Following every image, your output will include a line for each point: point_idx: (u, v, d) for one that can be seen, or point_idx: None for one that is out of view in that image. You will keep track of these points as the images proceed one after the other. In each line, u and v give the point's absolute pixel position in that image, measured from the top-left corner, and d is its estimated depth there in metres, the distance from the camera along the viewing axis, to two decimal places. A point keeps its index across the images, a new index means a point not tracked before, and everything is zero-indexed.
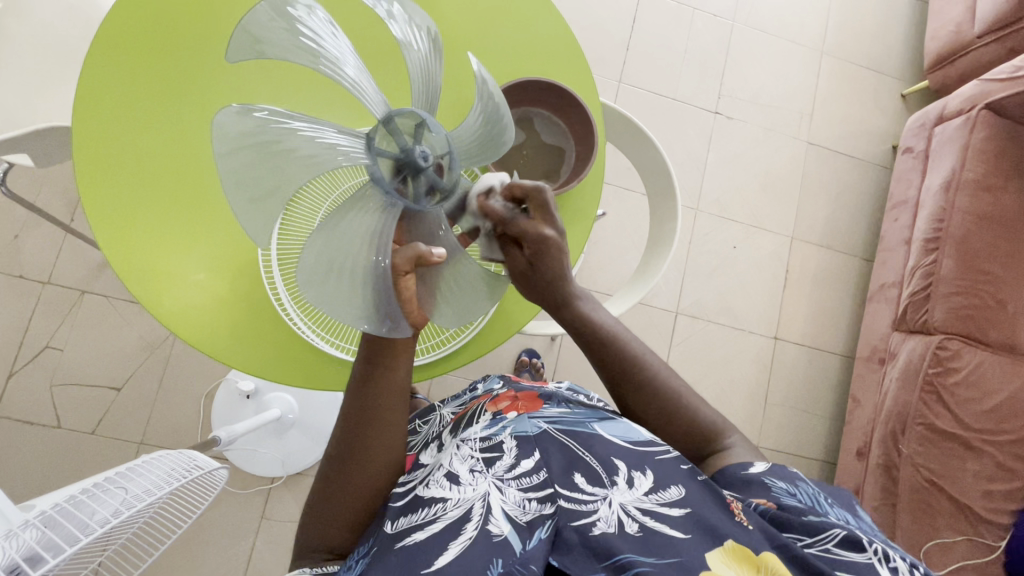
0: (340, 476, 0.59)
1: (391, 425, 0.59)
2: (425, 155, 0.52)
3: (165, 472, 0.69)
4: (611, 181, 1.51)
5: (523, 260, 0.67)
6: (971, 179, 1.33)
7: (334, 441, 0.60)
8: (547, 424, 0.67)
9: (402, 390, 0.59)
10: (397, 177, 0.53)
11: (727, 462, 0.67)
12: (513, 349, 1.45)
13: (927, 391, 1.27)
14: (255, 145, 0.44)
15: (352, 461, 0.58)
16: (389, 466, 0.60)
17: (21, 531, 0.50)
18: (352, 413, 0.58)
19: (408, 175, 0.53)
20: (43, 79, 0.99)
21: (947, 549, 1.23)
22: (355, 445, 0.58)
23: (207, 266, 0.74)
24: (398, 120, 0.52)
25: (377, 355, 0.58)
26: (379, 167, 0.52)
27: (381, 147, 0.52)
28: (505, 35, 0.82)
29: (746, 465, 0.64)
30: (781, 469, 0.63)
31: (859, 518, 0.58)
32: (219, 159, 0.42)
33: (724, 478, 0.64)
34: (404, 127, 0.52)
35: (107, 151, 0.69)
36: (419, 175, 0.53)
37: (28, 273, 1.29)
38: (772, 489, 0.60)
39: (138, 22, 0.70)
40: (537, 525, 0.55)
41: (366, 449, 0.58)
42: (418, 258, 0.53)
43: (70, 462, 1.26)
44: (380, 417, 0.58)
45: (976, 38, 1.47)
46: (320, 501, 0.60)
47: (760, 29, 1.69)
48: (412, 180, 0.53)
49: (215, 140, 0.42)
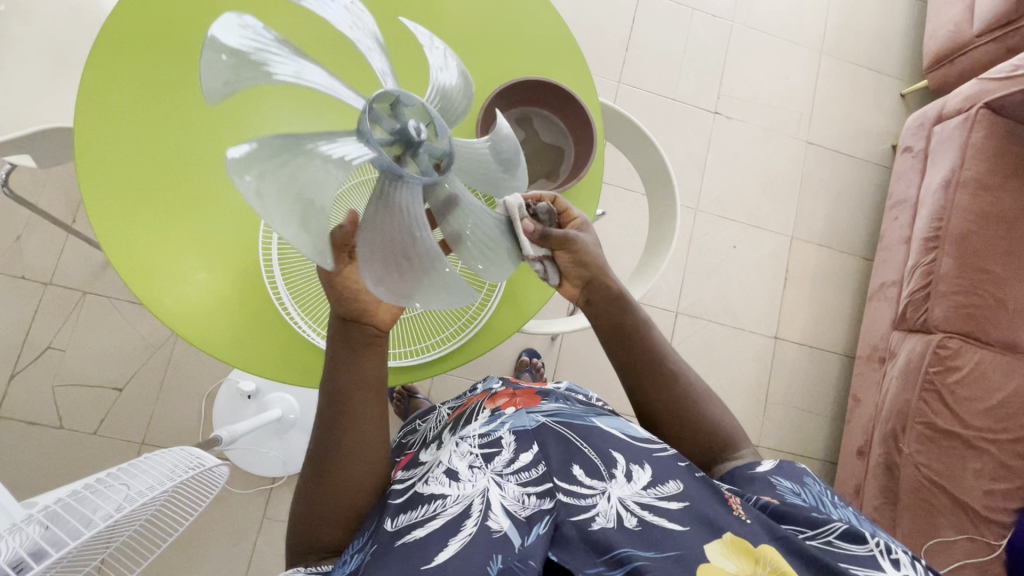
0: (320, 468, 0.59)
1: (366, 414, 0.60)
2: (420, 136, 0.52)
3: (168, 468, 0.69)
4: (611, 181, 1.52)
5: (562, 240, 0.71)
6: (970, 178, 1.33)
7: (313, 438, 0.61)
8: (546, 418, 0.68)
9: (373, 385, 0.61)
10: (394, 148, 0.52)
11: (734, 465, 0.68)
12: (514, 348, 1.46)
13: (926, 390, 1.27)
14: (255, 56, 0.44)
15: (330, 454, 0.59)
16: (376, 460, 0.61)
17: (25, 526, 0.50)
18: (326, 407, 0.60)
19: (401, 149, 0.52)
20: (46, 81, 1.00)
21: (948, 547, 1.23)
22: (332, 440, 0.59)
23: (210, 267, 0.74)
24: (416, 101, 0.53)
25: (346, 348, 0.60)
26: (379, 131, 0.51)
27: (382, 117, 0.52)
28: (503, 34, 0.82)
29: (755, 465, 0.65)
30: (787, 467, 0.64)
31: (860, 515, 0.59)
32: (216, 37, 0.41)
33: (735, 480, 0.65)
34: (419, 110, 0.53)
35: (107, 155, 0.70)
36: (417, 155, 0.53)
37: (30, 274, 1.29)
38: (777, 487, 0.61)
39: (134, 29, 0.71)
40: (536, 520, 0.55)
41: (344, 442, 0.59)
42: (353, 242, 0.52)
43: (73, 462, 1.27)
44: (354, 411, 0.59)
45: (975, 37, 1.47)
46: (307, 503, 0.60)
47: (759, 29, 1.70)
48: (409, 159, 0.53)
49: (224, 24, 0.41)
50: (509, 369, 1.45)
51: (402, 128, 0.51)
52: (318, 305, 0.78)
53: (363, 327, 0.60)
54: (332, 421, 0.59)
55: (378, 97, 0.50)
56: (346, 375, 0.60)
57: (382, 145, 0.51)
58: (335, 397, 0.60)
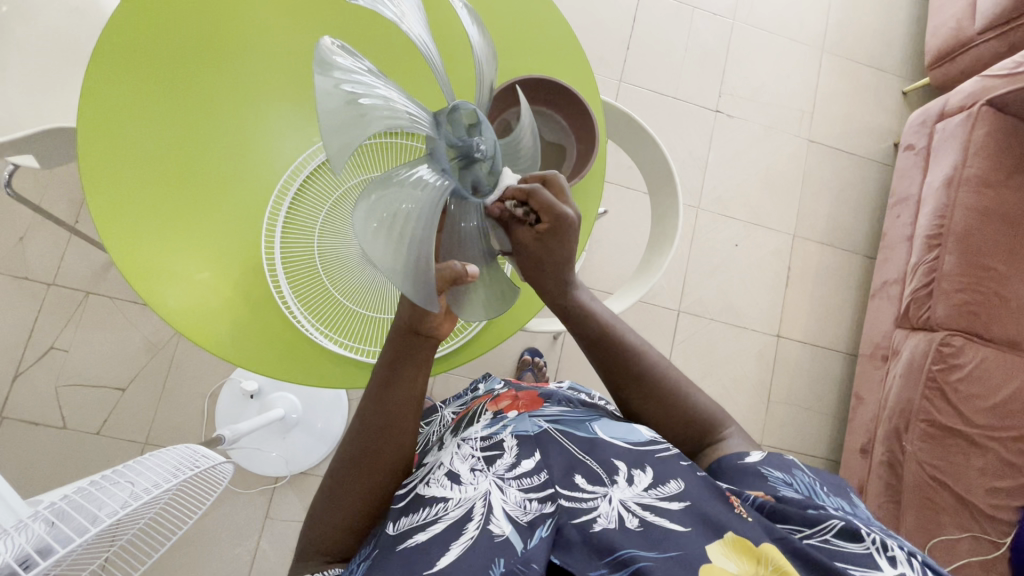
0: (349, 477, 0.59)
1: (406, 429, 0.61)
2: (480, 153, 0.54)
3: (173, 466, 0.69)
4: (612, 180, 1.52)
5: (531, 235, 0.65)
6: (973, 175, 1.33)
7: (343, 448, 0.60)
8: (547, 423, 0.68)
9: (418, 395, 0.61)
10: (453, 151, 0.53)
11: (723, 453, 0.67)
12: (516, 348, 1.45)
13: (930, 387, 1.27)
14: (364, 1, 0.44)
15: (362, 463, 0.59)
16: (395, 468, 0.62)
17: (32, 522, 0.50)
18: (367, 414, 0.60)
19: (460, 162, 0.54)
20: (48, 82, 1.00)
21: (952, 545, 1.23)
22: (365, 445, 0.60)
23: (213, 266, 0.74)
24: (490, 135, 0.56)
25: (397, 365, 0.60)
26: (449, 131, 0.52)
27: (461, 124, 0.53)
28: (507, 32, 0.83)
29: (743, 455, 0.64)
30: (777, 458, 0.63)
31: (852, 505, 0.59)
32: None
33: (723, 471, 0.64)
34: (490, 143, 0.56)
35: (114, 146, 0.70)
36: (467, 171, 0.55)
37: (33, 274, 1.30)
38: (768, 479, 0.61)
39: (140, 19, 0.70)
40: (537, 524, 0.55)
41: (378, 448, 0.60)
42: (453, 278, 0.53)
43: (76, 462, 1.27)
44: (394, 417, 0.60)
45: (976, 35, 1.47)
46: (324, 512, 0.60)
47: (760, 28, 1.70)
48: (457, 169, 0.54)
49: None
50: (510, 368, 1.45)
51: (472, 141, 0.53)
52: (322, 305, 0.79)
53: (430, 340, 0.60)
54: (370, 430, 0.59)
55: (467, 107, 0.53)
56: (396, 389, 0.60)
57: (447, 142, 0.52)
58: (377, 404, 0.60)
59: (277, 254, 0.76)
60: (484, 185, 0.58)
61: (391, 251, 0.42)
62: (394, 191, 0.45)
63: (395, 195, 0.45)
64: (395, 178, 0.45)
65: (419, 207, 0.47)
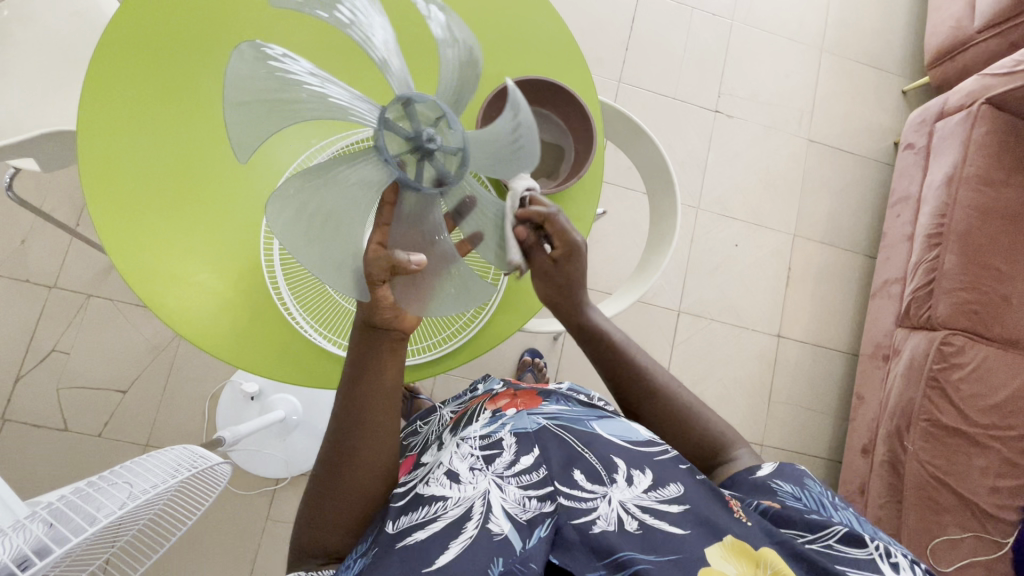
0: (332, 479, 0.59)
1: (380, 426, 0.60)
2: (433, 142, 0.54)
3: (172, 466, 0.69)
4: (611, 180, 1.52)
5: (548, 261, 0.71)
6: (973, 174, 1.33)
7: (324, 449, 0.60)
8: (547, 420, 0.68)
9: (392, 394, 0.60)
10: (406, 143, 0.54)
11: (736, 470, 0.68)
12: (516, 348, 1.46)
13: (932, 386, 1.27)
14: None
15: (343, 464, 0.59)
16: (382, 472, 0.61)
17: (29, 523, 0.50)
18: (343, 414, 0.59)
19: (416, 156, 0.54)
20: (52, 87, 1.01)
21: (953, 545, 1.22)
22: (346, 447, 0.59)
23: (211, 266, 0.74)
24: (457, 129, 0.56)
25: (366, 360, 0.59)
26: (403, 124, 0.54)
27: (415, 119, 0.54)
28: (504, 33, 0.83)
29: (755, 469, 0.65)
30: (788, 471, 0.64)
31: (862, 520, 0.59)
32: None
33: (737, 485, 0.65)
34: (455, 137, 0.56)
35: (109, 149, 0.70)
36: (426, 163, 0.55)
37: (34, 277, 1.30)
38: (777, 492, 0.61)
39: (141, 27, 0.72)
40: (537, 523, 0.55)
41: (358, 448, 0.59)
42: (394, 266, 0.53)
43: (77, 464, 1.27)
44: (368, 414, 0.59)
45: (976, 33, 1.47)
46: (314, 512, 0.60)
47: (759, 28, 1.70)
48: (411, 161, 0.55)
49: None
50: (511, 367, 1.45)
51: (424, 132, 0.54)
52: (319, 304, 0.78)
53: (390, 332, 0.58)
54: (347, 429, 0.59)
55: (424, 99, 0.54)
56: (366, 384, 0.59)
57: (395, 133, 0.53)
58: (352, 403, 0.59)
59: (277, 255, 0.76)
60: (451, 178, 0.57)
61: (297, 227, 0.49)
62: (320, 179, 0.51)
63: (321, 188, 0.51)
64: (323, 170, 0.52)
65: (346, 199, 0.52)
